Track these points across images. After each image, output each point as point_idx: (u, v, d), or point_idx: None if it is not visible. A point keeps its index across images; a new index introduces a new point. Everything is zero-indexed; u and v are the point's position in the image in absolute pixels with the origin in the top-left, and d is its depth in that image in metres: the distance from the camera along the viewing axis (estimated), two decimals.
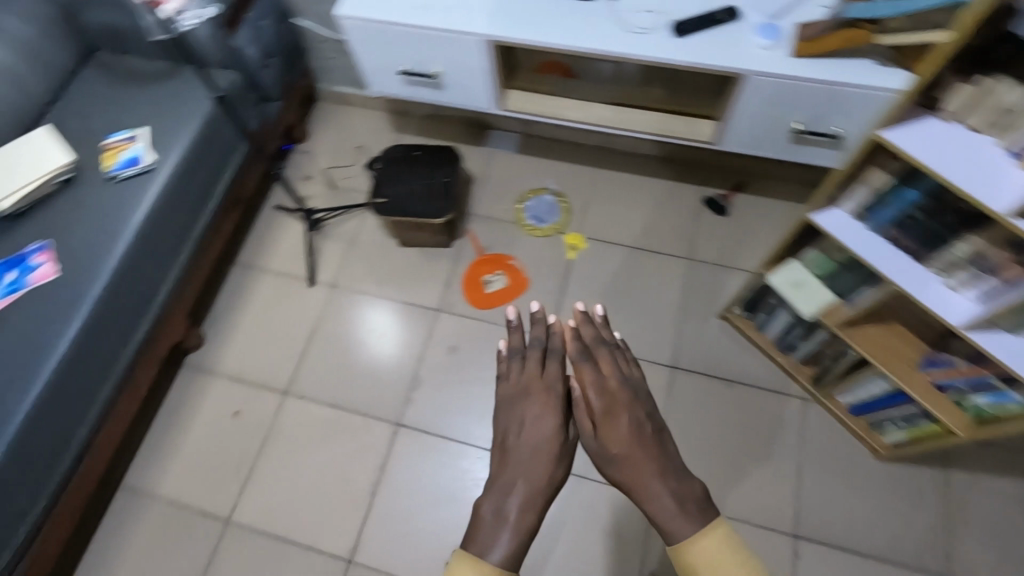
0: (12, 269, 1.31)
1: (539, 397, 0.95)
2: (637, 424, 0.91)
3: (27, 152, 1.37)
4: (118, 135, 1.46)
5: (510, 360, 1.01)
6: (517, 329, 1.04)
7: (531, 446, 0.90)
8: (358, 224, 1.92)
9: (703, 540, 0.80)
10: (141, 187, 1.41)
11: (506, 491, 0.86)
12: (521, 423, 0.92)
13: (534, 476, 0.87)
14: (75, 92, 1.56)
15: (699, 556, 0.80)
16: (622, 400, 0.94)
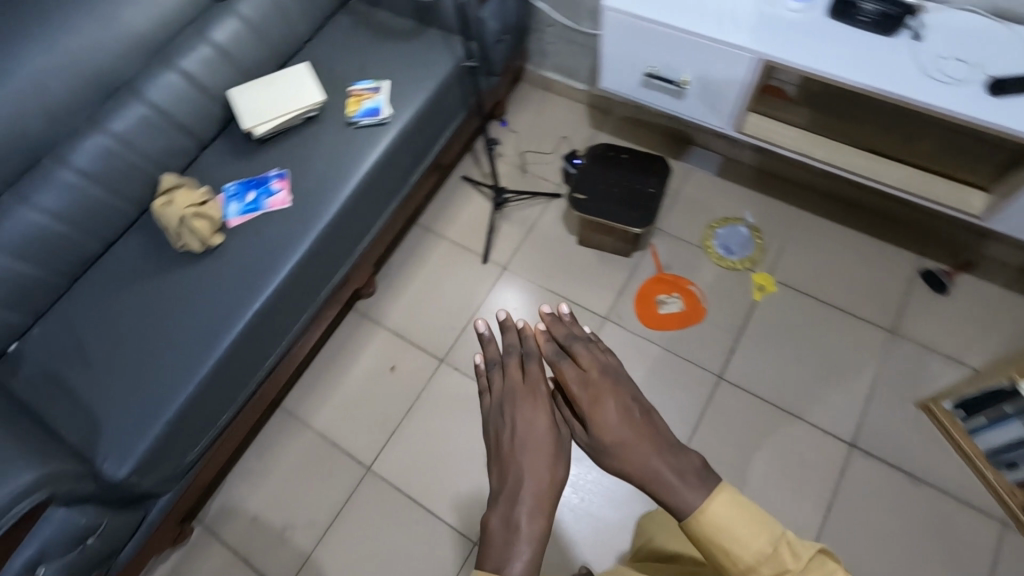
0: (254, 191, 1.40)
1: (526, 401, 0.76)
2: (628, 408, 0.71)
3: (286, 86, 1.45)
4: (363, 84, 1.51)
5: (489, 371, 0.83)
6: (488, 338, 0.84)
7: (528, 448, 0.71)
8: (540, 212, 1.90)
9: (711, 517, 0.63)
10: (373, 136, 1.47)
11: (505, 510, 0.67)
12: (516, 433, 0.73)
13: (534, 481, 0.68)
14: (327, 35, 1.64)
15: (712, 532, 0.63)
16: (605, 384, 0.74)
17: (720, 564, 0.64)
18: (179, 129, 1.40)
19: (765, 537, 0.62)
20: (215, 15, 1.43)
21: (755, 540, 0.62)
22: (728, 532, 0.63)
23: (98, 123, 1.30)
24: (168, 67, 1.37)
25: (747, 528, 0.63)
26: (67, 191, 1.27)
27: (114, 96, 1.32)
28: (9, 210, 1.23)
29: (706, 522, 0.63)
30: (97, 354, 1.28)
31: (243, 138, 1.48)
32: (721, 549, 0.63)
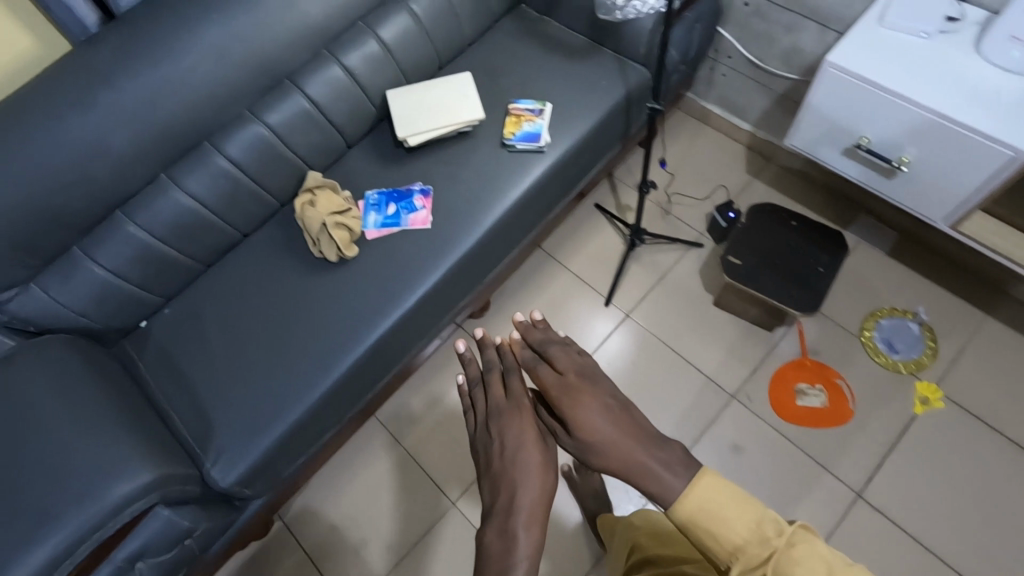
0: (397, 204, 1.32)
1: (510, 416, 0.76)
2: (609, 403, 0.70)
3: (445, 96, 1.35)
4: (525, 103, 1.39)
5: (474, 393, 0.85)
6: (469, 361, 0.88)
7: (511, 457, 0.71)
8: (675, 260, 1.73)
9: (694, 500, 0.61)
10: (528, 164, 1.35)
11: (495, 521, 0.65)
12: (502, 445, 0.72)
13: (522, 486, 0.67)
14: (491, 40, 1.52)
15: (696, 517, 0.61)
16: (580, 383, 0.73)
17: (710, 551, 0.61)
18: (331, 125, 1.33)
19: (751, 516, 0.60)
20: (387, 10, 1.34)
21: (741, 524, 0.59)
22: (716, 518, 0.60)
23: (257, 111, 1.26)
24: (334, 60, 1.30)
25: (730, 511, 0.60)
26: (217, 178, 1.24)
27: (277, 85, 1.26)
28: (161, 191, 1.21)
29: (692, 508, 0.61)
30: (219, 348, 1.25)
31: (391, 142, 1.40)
32: (708, 536, 0.61)
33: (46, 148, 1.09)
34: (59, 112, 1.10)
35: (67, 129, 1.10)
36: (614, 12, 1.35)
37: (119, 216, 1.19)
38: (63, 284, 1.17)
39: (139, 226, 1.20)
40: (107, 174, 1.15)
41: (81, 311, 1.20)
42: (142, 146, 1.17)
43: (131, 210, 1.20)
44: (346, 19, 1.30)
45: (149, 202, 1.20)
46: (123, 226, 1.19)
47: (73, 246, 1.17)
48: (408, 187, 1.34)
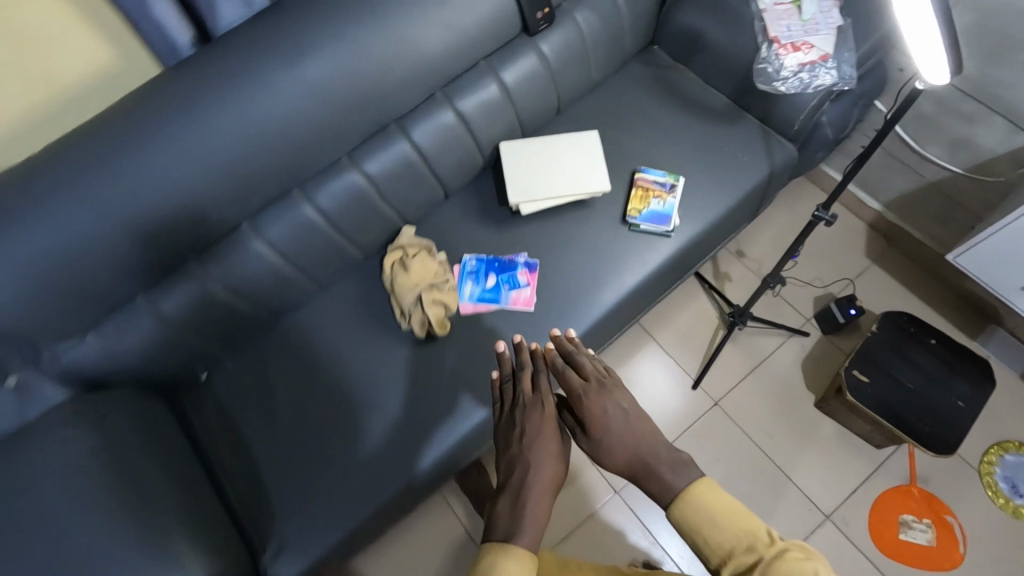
0: (498, 276, 1.16)
1: (533, 411, 0.88)
2: (624, 411, 0.85)
3: (567, 157, 1.17)
4: (654, 174, 1.21)
5: (501, 384, 0.96)
6: (505, 358, 0.97)
7: (531, 449, 0.84)
8: (775, 347, 1.57)
9: (694, 506, 0.76)
10: (651, 248, 1.18)
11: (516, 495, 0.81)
12: (526, 434, 0.86)
13: (539, 475, 0.81)
14: (617, 87, 1.33)
15: (698, 524, 0.75)
16: (603, 396, 0.86)
17: (708, 560, 0.74)
18: (433, 177, 1.17)
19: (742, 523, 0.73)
20: (515, 49, 1.15)
21: (731, 528, 0.73)
22: (712, 519, 0.74)
23: (355, 156, 1.09)
24: (447, 105, 1.12)
25: (723, 516, 0.74)
26: (302, 229, 1.09)
27: (382, 128, 1.09)
28: (239, 239, 1.05)
29: (691, 510, 0.75)
30: (285, 418, 1.11)
31: (495, 199, 1.23)
32: (705, 543, 0.74)
33: (119, 189, 0.92)
34: (138, 146, 0.92)
35: (146, 167, 0.92)
36: (772, 83, 1.17)
37: (191, 264, 1.05)
38: (123, 334, 1.04)
39: (212, 278, 1.06)
40: (184, 220, 0.98)
41: (140, 363, 1.07)
42: (227, 191, 0.99)
43: (206, 258, 1.05)
44: (469, 58, 1.11)
45: (226, 251, 1.05)
46: (194, 276, 1.04)
47: (138, 295, 1.03)
48: (511, 257, 1.18)
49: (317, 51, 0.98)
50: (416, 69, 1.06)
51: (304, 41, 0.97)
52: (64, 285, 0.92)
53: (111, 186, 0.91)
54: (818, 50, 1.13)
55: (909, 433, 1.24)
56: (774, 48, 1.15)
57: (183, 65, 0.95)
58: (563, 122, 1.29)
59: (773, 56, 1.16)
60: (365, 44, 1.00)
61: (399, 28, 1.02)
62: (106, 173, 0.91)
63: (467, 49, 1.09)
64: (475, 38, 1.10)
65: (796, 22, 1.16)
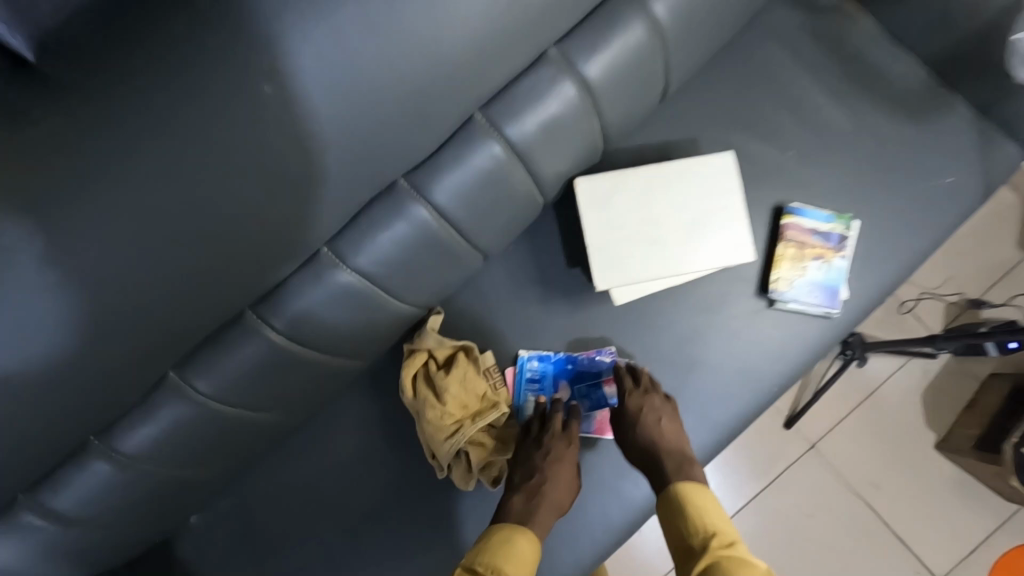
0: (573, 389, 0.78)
1: (558, 434, 0.74)
2: (667, 426, 0.72)
3: (687, 206, 0.72)
4: (814, 217, 0.77)
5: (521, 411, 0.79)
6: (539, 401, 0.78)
7: (550, 461, 0.72)
8: (891, 372, 1.24)
9: (697, 491, 0.66)
10: (801, 335, 0.78)
11: (530, 501, 0.69)
12: (551, 450, 0.72)
13: (550, 491, 0.70)
14: (748, 49, 0.82)
15: (690, 501, 0.65)
16: (651, 404, 0.73)
17: (681, 530, 0.63)
18: (470, 248, 0.71)
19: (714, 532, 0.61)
20: (610, 18, 0.64)
21: (698, 524, 0.62)
22: (681, 508, 0.65)
23: (339, 242, 0.63)
24: (494, 135, 0.63)
25: (698, 515, 0.64)
26: (266, 363, 0.66)
27: (383, 190, 0.61)
28: (166, 396, 0.64)
29: (668, 498, 0.67)
30: None
31: (562, 259, 0.79)
32: (690, 515, 0.64)
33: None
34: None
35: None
36: None
37: (94, 443, 0.64)
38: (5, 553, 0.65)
39: (130, 453, 0.65)
40: (62, 425, 0.54)
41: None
42: (124, 363, 0.53)
43: (118, 428, 0.64)
44: (534, 50, 0.60)
45: (149, 416, 0.64)
46: (101, 457, 0.64)
47: (15, 500, 0.62)
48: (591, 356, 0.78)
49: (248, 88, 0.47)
50: (446, 92, 0.55)
51: (219, 70, 0.47)
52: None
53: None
54: None
55: None
56: None
57: None
58: (665, 119, 0.80)
59: None
60: (346, 61, 0.48)
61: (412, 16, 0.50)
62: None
63: (537, 29, 0.57)
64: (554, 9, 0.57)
65: None
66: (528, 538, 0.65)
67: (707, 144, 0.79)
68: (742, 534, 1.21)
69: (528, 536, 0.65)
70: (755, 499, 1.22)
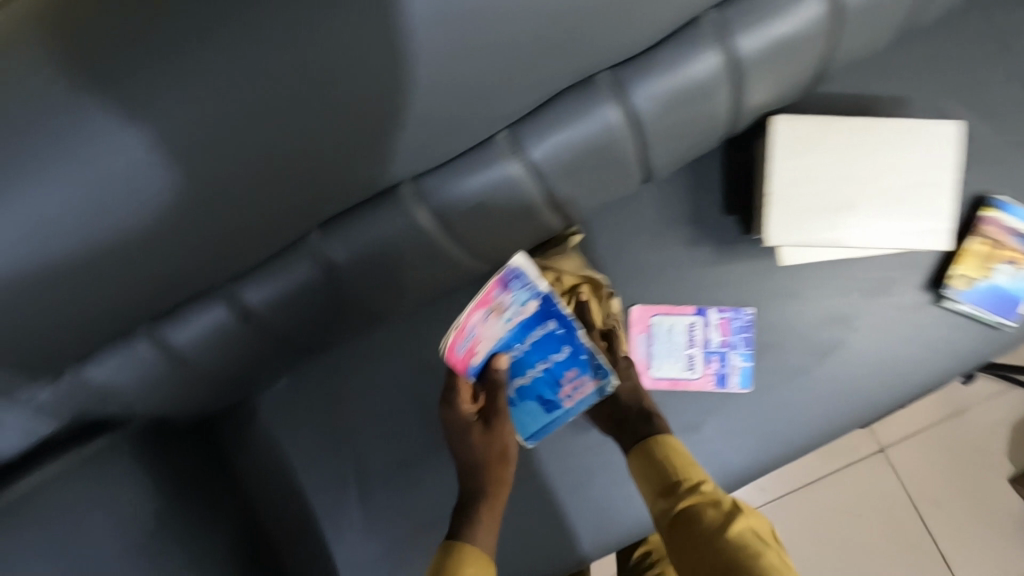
0: (541, 348, 0.71)
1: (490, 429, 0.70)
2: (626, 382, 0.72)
3: (888, 173, 0.64)
4: (1019, 216, 0.68)
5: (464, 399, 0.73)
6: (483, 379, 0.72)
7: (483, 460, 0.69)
8: (987, 398, 1.17)
9: (672, 440, 0.67)
10: (961, 340, 0.71)
11: (465, 521, 0.65)
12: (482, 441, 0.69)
13: (488, 497, 0.68)
14: (1000, 6, 0.70)
15: (672, 451, 0.66)
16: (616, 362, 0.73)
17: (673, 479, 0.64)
18: (637, 167, 0.65)
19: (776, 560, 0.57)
20: None
21: (683, 470, 0.64)
22: (662, 460, 0.65)
23: (517, 129, 0.57)
24: (715, 43, 0.55)
25: (680, 460, 0.65)
26: (404, 246, 0.61)
27: (578, 81, 0.54)
28: (299, 256, 0.60)
29: (646, 449, 0.66)
30: (356, 477, 0.81)
31: (718, 204, 0.73)
32: (678, 463, 0.65)
33: (76, 203, 0.43)
34: (104, 116, 0.42)
35: (129, 168, 0.43)
36: None
37: (219, 288, 0.62)
38: (115, 372, 0.64)
39: (251, 305, 0.63)
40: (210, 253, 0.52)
41: (148, 403, 0.70)
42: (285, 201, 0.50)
43: (247, 276, 0.61)
44: None
45: (279, 270, 0.61)
46: (226, 301, 0.62)
47: (137, 324, 0.61)
48: (514, 285, 0.66)
49: None
50: None
51: None
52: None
53: (52, 201, 0.43)
54: None
55: None
56: None
57: None
58: (877, 71, 0.70)
59: None
60: None
61: None
62: (43, 176, 0.42)
63: None
64: None
65: None
66: (478, 564, 0.61)
67: (919, 108, 0.69)
68: (785, 517, 1.20)
69: (470, 554, 0.62)
70: (807, 487, 1.20)
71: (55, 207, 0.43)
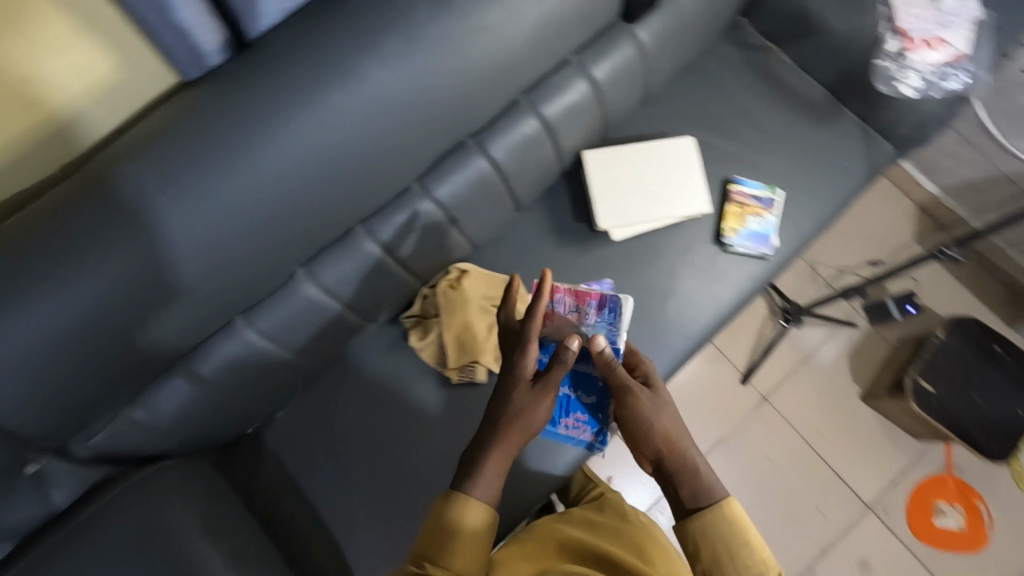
0: (573, 380, 0.99)
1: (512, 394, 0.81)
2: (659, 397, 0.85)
3: (660, 173, 1.04)
4: (750, 186, 1.08)
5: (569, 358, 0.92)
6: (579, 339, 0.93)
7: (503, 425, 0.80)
8: (822, 340, 1.54)
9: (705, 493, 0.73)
10: (743, 271, 1.07)
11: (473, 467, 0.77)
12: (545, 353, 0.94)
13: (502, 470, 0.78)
14: (703, 71, 1.15)
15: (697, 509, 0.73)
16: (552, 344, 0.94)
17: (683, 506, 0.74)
18: (508, 197, 1.00)
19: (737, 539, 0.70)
20: (609, 38, 0.96)
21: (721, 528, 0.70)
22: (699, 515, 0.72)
23: (423, 180, 0.91)
24: (531, 112, 0.93)
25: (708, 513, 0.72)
26: (361, 267, 0.91)
27: (455, 145, 0.90)
28: (291, 288, 0.88)
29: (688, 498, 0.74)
30: (354, 476, 1.01)
31: (571, 215, 1.08)
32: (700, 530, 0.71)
33: (153, 249, 0.70)
34: (166, 192, 0.70)
35: (186, 220, 0.71)
36: (892, 83, 1.03)
37: (234, 322, 0.87)
38: (159, 404, 0.86)
39: (255, 332, 0.88)
40: (232, 283, 0.79)
41: (181, 432, 0.91)
42: (285, 239, 0.80)
43: (253, 310, 0.87)
44: (557, 56, 0.91)
45: (278, 302, 0.88)
46: (240, 333, 0.87)
47: (174, 362, 0.84)
48: (604, 312, 0.95)
49: (389, 60, 0.75)
50: (499, 78, 0.85)
51: (368, 48, 0.75)
52: (91, 370, 0.74)
53: (149, 248, 0.70)
54: (941, 57, 1.00)
55: (976, 446, 1.28)
56: (902, 43, 1.00)
57: (219, 81, 0.73)
58: (644, 121, 1.12)
59: (898, 52, 1.00)
60: (452, 52, 0.78)
61: (488, 22, 0.79)
62: (136, 236, 0.69)
63: (559, 43, 0.89)
64: (572, 29, 0.88)
65: (929, 11, 1.01)
66: (471, 512, 0.74)
67: (675, 134, 1.11)
68: None
69: (456, 507, 0.74)
70: (720, 444, 1.47)
71: (139, 256, 0.70)
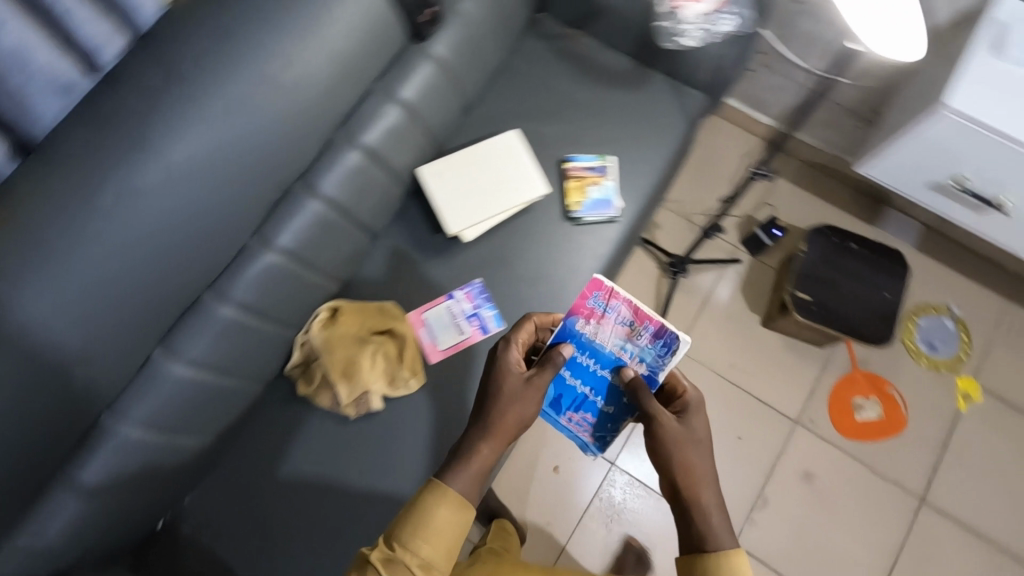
0: (607, 392, 0.92)
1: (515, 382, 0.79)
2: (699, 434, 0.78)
3: (495, 169, 1.10)
4: (583, 160, 1.15)
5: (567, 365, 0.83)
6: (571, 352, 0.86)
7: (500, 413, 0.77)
8: (714, 282, 1.63)
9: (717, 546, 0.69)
10: (599, 236, 1.14)
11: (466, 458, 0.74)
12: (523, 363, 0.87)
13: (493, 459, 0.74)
14: (515, 68, 1.23)
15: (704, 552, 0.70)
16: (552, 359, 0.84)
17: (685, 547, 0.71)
18: (357, 228, 1.04)
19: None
20: (406, 61, 1.02)
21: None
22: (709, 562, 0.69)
23: (263, 233, 0.94)
24: (350, 145, 0.98)
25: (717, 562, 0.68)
26: (225, 332, 0.92)
27: (283, 192, 0.94)
28: (154, 371, 0.88)
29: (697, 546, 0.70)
30: (280, 538, 1.00)
31: (427, 229, 1.12)
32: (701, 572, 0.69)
33: None
34: None
35: (7, 333, 0.70)
36: (674, 39, 1.14)
37: (105, 420, 0.86)
38: (43, 527, 0.83)
39: (129, 424, 0.86)
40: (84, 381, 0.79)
41: (80, 547, 0.88)
42: (129, 325, 0.81)
43: (122, 402, 0.86)
44: (357, 88, 0.96)
45: (147, 388, 0.87)
46: (115, 431, 0.86)
47: (51, 477, 0.83)
48: (659, 343, 0.87)
49: (182, 131, 0.78)
50: (304, 121, 0.89)
51: (158, 125, 0.78)
52: None
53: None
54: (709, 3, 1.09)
55: (863, 335, 1.37)
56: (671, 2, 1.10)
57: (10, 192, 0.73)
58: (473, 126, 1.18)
59: (670, 12, 1.10)
60: (245, 108, 0.82)
61: (271, 73, 0.83)
62: None
63: (354, 76, 0.94)
64: (361, 61, 0.93)
65: None
66: (454, 504, 0.69)
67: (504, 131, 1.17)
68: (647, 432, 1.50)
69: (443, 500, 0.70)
70: None
71: None
